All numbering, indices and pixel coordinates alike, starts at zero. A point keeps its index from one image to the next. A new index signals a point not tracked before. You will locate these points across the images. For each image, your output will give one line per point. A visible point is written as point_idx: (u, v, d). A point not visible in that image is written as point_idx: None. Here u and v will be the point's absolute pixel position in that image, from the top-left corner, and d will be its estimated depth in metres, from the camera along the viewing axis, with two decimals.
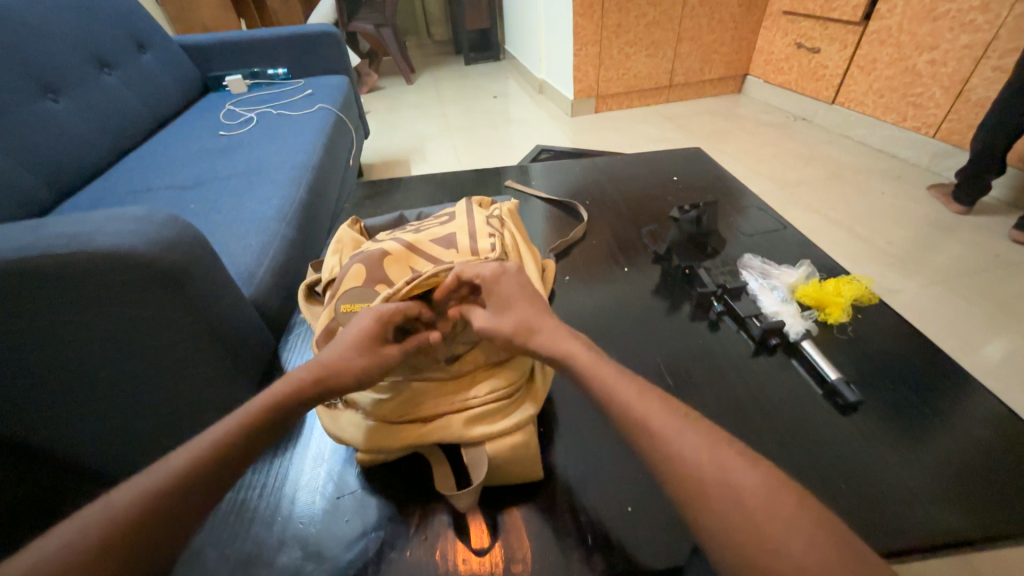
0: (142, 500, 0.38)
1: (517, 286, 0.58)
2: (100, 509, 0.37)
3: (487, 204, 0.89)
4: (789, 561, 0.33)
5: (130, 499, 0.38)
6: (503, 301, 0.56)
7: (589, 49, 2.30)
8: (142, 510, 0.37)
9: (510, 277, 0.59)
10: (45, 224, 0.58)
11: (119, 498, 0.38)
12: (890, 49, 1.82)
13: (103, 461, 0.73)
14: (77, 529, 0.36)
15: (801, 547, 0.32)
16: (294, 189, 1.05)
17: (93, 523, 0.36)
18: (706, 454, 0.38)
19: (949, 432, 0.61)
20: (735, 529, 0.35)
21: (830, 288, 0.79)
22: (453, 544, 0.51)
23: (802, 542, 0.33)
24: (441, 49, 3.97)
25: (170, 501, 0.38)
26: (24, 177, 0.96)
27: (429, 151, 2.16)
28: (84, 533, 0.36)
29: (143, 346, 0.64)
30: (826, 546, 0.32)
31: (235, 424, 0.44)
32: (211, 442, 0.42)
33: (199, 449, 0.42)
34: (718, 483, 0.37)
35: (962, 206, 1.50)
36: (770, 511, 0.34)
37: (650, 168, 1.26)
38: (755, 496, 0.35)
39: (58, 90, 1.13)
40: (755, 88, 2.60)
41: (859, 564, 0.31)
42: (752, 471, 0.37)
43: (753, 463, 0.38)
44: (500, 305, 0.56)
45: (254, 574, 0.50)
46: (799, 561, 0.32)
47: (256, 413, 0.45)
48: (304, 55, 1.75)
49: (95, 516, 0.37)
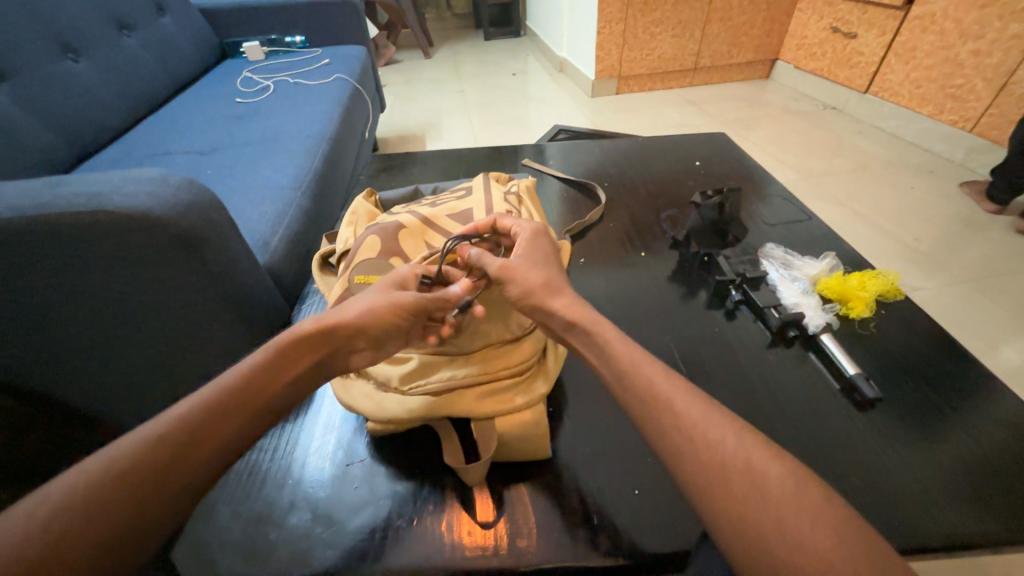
0: (148, 449, 0.36)
1: (532, 261, 0.56)
2: (102, 457, 0.36)
3: (505, 181, 0.88)
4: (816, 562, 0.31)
5: (133, 448, 0.36)
6: (518, 277, 0.54)
7: (614, 27, 2.21)
8: (149, 460, 0.36)
9: (527, 250, 0.58)
10: (64, 182, 0.58)
11: (121, 445, 0.36)
12: (932, 36, 1.72)
13: (123, 414, 0.76)
14: (76, 478, 0.34)
15: (828, 545, 0.31)
16: (310, 159, 1.05)
17: (93, 472, 0.35)
18: (720, 447, 0.37)
19: (969, 433, 0.60)
20: (750, 522, 0.34)
21: (854, 282, 0.77)
22: (460, 516, 0.52)
23: (823, 544, 0.31)
24: (460, 23, 3.86)
25: (180, 451, 0.37)
26: (45, 137, 0.97)
27: (445, 126, 2.13)
28: (112, 466, 0.35)
29: (159, 305, 0.65)
30: (856, 546, 0.31)
31: (256, 360, 0.45)
32: (227, 384, 0.42)
33: (207, 396, 0.41)
34: (733, 475, 0.36)
35: (996, 207, 1.44)
36: (788, 509, 0.33)
37: (673, 151, 1.23)
38: (771, 492, 0.34)
39: (77, 50, 1.12)
40: (784, 74, 2.50)
41: (892, 564, 0.30)
42: (770, 466, 0.36)
43: (772, 457, 0.36)
44: (516, 280, 0.54)
45: (265, 533, 0.51)
46: (828, 560, 0.31)
47: (277, 347, 0.46)
48: (322, 24, 1.72)
49: (98, 464, 0.35)
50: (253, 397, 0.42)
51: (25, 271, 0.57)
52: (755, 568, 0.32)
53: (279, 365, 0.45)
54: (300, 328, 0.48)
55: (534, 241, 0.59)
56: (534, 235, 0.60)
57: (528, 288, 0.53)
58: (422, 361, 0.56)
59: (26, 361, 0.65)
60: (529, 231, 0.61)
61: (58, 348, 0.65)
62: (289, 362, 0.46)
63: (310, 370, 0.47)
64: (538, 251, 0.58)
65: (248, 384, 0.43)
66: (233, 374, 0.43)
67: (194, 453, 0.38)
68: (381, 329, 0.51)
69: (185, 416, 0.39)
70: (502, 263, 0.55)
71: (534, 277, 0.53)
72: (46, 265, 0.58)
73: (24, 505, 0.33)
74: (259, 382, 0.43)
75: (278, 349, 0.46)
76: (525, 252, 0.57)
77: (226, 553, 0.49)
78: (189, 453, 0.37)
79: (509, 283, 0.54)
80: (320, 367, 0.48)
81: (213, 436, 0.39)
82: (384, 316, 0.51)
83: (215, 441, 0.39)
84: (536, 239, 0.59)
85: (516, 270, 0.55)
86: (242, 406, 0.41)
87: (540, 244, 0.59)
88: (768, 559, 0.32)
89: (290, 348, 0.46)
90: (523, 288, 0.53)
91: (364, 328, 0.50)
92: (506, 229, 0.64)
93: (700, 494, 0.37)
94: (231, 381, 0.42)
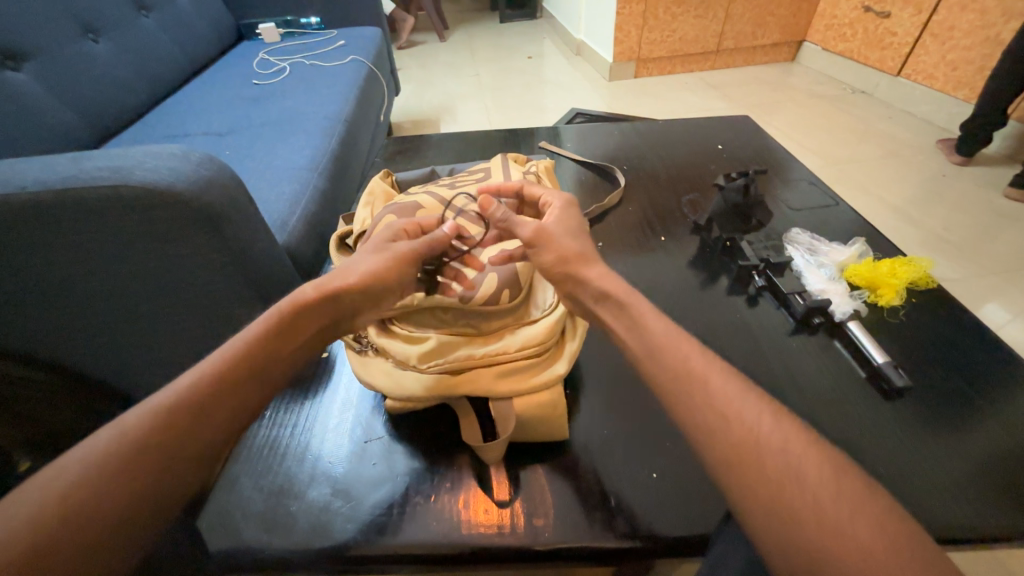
0: (159, 422, 0.36)
1: (564, 230, 0.56)
2: (112, 429, 0.36)
3: (523, 161, 0.87)
4: (855, 550, 0.29)
5: (144, 419, 0.36)
6: (552, 246, 0.53)
7: (633, 7, 2.14)
8: (161, 433, 0.36)
9: (565, 214, 0.59)
10: (88, 157, 0.58)
11: (130, 418, 0.36)
12: (973, 14, 1.63)
13: (148, 386, 0.78)
14: (90, 448, 0.34)
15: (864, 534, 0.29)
16: (327, 140, 1.05)
17: (106, 444, 0.35)
18: (756, 426, 0.36)
19: (1002, 423, 0.58)
20: (786, 510, 0.32)
21: (885, 269, 0.74)
22: (475, 494, 0.52)
23: (862, 530, 0.30)
24: (475, 5, 3.79)
25: (186, 427, 0.37)
26: (69, 116, 0.98)
27: (460, 110, 2.11)
28: (122, 438, 0.35)
29: (183, 281, 0.66)
30: (895, 536, 0.29)
31: (263, 325, 0.44)
32: (236, 352, 0.42)
33: (214, 366, 0.40)
34: (767, 457, 0.34)
35: (961, 157, 1.56)
36: (829, 493, 0.32)
37: (694, 135, 1.19)
38: (808, 479, 0.33)
39: (97, 30, 1.13)
40: (811, 56, 2.42)
41: (934, 554, 0.28)
42: (808, 453, 0.34)
43: (808, 442, 0.35)
44: (550, 247, 0.54)
45: (285, 506, 0.52)
46: (866, 547, 0.29)
47: (281, 314, 0.45)
48: (337, 4, 1.70)
49: (108, 438, 0.35)
50: (260, 371, 0.42)
51: (56, 246, 0.59)
52: (787, 557, 0.31)
53: (282, 333, 0.45)
54: (303, 295, 0.47)
55: (569, 204, 0.61)
56: (564, 206, 0.60)
57: (563, 255, 0.53)
58: (441, 340, 0.56)
59: (57, 334, 0.67)
60: (561, 202, 0.61)
61: (90, 323, 0.67)
62: (296, 326, 0.46)
63: (314, 336, 0.48)
64: (567, 220, 0.58)
65: (254, 353, 0.42)
66: (238, 343, 0.43)
67: (201, 426, 0.37)
68: (385, 287, 0.52)
69: (193, 388, 0.39)
70: (535, 229, 0.55)
71: (568, 245, 0.53)
72: (72, 240, 0.59)
73: (42, 475, 0.33)
74: (265, 352, 0.43)
75: (277, 317, 0.45)
76: (553, 220, 0.58)
77: (250, 522, 0.51)
78: (196, 427, 0.37)
79: (547, 245, 0.54)
80: (321, 332, 0.49)
81: (221, 408, 0.39)
82: (386, 274, 0.52)
83: (224, 414, 0.39)
84: (558, 208, 0.60)
85: (550, 237, 0.54)
86: (249, 379, 0.41)
87: (570, 214, 0.59)
88: (805, 547, 0.31)
89: (295, 314, 0.46)
90: (565, 252, 0.52)
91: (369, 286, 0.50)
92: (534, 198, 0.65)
93: (721, 480, 0.35)
94: (237, 351, 0.42)
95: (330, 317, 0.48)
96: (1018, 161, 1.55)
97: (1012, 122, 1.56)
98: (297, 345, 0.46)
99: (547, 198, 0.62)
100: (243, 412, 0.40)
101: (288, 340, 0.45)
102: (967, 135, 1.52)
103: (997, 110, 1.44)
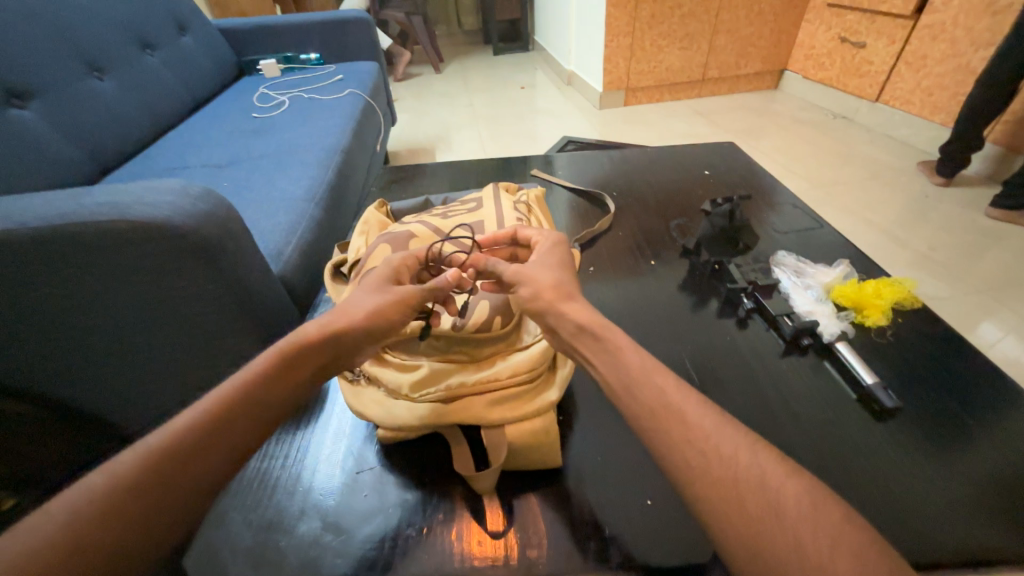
0: (150, 464, 0.36)
1: (542, 265, 0.57)
2: (101, 473, 0.35)
3: (515, 189, 0.89)
4: None
5: (135, 462, 0.36)
6: (525, 282, 0.55)
7: (621, 40, 2.24)
8: (151, 476, 0.36)
9: (546, 251, 0.60)
10: (88, 193, 0.59)
11: (122, 461, 0.36)
12: (943, 45, 1.71)
13: (138, 419, 0.77)
14: (81, 492, 0.34)
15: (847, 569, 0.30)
16: (323, 171, 1.07)
17: (95, 488, 0.34)
18: (739, 457, 0.36)
19: (992, 443, 0.58)
20: (765, 544, 0.32)
21: (869, 290, 0.75)
22: (469, 526, 0.51)
23: (842, 564, 0.30)
24: (469, 38, 3.94)
25: (175, 470, 0.37)
26: (70, 151, 1.00)
27: (455, 139, 2.16)
28: (112, 480, 0.35)
29: (178, 314, 0.67)
30: (877, 568, 0.30)
31: (261, 364, 0.44)
32: (232, 392, 0.42)
33: (208, 408, 0.40)
34: (750, 489, 0.35)
35: (942, 179, 1.60)
36: (810, 526, 0.32)
37: (681, 161, 1.23)
38: (787, 513, 0.33)
39: (103, 69, 1.16)
40: (793, 84, 2.51)
41: None
42: (786, 486, 0.35)
43: (787, 475, 0.35)
44: (525, 281, 0.55)
45: (275, 541, 0.51)
46: None
47: (280, 353, 0.46)
48: (336, 41, 1.76)
49: (97, 482, 0.35)
50: (256, 410, 0.42)
51: (52, 281, 0.59)
52: None
53: (279, 372, 0.45)
54: (303, 333, 0.48)
55: (555, 241, 0.62)
56: (550, 243, 0.62)
57: (533, 291, 0.53)
58: (433, 368, 0.57)
59: (48, 368, 0.67)
60: (545, 238, 0.63)
61: (82, 356, 0.67)
62: (293, 365, 0.46)
63: (314, 374, 0.47)
64: (550, 256, 0.59)
65: (250, 391, 0.42)
66: (235, 382, 0.43)
67: (194, 465, 0.37)
68: (385, 321, 0.52)
69: (187, 428, 0.39)
70: (515, 268, 0.57)
71: (541, 278, 0.54)
72: (69, 275, 0.59)
73: (31, 520, 0.33)
74: (263, 390, 0.43)
75: (275, 358, 0.45)
76: (538, 258, 0.59)
77: (238, 560, 0.50)
78: (187, 469, 0.37)
79: (535, 277, 0.55)
80: (323, 370, 0.48)
81: (215, 446, 0.39)
82: (384, 307, 0.53)
83: (216, 452, 0.39)
84: (548, 247, 0.61)
85: (528, 273, 0.56)
86: (244, 419, 0.41)
87: (553, 251, 0.60)
88: None
89: (296, 351, 0.46)
90: (553, 282, 0.54)
91: (369, 320, 0.51)
92: (527, 239, 0.66)
93: (706, 516, 0.35)
94: (233, 390, 0.42)
95: (329, 355, 0.48)
96: (998, 182, 1.60)
97: (990, 144, 1.61)
98: (296, 381, 0.45)
99: (535, 236, 0.63)
100: (235, 450, 0.40)
101: (285, 378, 0.45)
102: (948, 158, 1.58)
103: (973, 134, 1.50)
